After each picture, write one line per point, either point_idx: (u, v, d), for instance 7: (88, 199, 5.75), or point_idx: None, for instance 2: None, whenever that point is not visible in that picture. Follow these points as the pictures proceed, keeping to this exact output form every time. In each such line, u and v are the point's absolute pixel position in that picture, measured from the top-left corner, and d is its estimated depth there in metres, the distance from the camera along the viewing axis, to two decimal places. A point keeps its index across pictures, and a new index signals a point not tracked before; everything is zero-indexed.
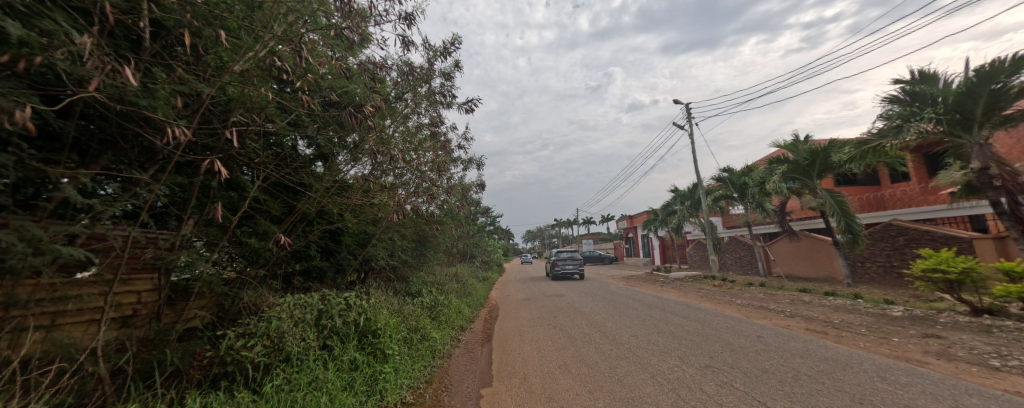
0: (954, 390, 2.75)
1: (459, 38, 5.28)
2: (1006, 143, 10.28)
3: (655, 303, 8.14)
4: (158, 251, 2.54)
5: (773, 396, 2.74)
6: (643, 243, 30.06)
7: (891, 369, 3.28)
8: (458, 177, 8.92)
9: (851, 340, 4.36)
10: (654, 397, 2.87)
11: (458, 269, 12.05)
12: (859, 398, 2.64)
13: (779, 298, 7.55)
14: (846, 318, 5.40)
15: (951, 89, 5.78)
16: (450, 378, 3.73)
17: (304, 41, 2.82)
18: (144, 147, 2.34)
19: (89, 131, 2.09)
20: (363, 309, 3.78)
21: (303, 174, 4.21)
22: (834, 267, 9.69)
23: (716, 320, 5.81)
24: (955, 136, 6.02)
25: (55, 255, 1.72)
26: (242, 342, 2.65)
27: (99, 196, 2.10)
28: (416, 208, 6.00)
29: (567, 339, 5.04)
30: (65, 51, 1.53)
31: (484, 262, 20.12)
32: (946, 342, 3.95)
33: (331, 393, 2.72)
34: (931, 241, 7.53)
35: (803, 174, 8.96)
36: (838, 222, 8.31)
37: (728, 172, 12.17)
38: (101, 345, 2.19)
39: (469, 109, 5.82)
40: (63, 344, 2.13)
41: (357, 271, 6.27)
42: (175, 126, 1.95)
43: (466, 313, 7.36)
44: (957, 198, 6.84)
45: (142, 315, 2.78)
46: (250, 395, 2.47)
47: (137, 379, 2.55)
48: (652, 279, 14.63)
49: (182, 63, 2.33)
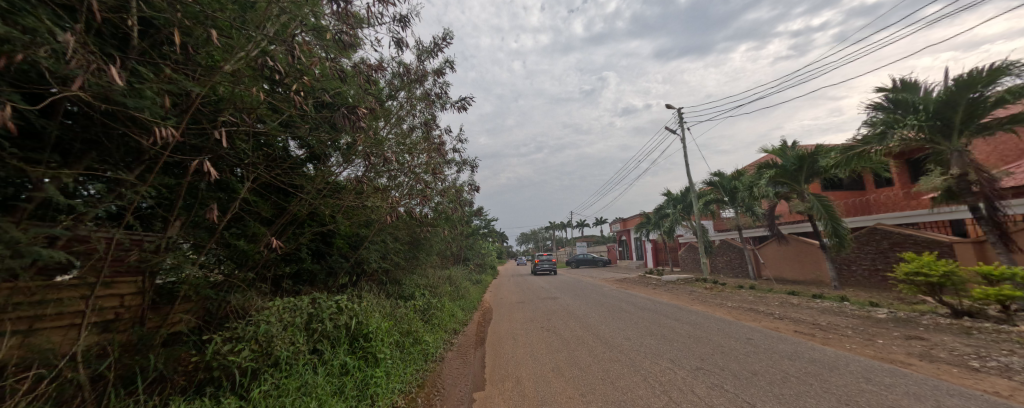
0: (936, 391, 2.83)
1: (450, 35, 5.27)
2: (985, 150, 10.62)
3: (648, 305, 8.19)
4: (144, 254, 2.49)
5: (763, 398, 2.78)
6: (636, 246, 30.24)
7: (876, 370, 3.35)
8: (452, 180, 8.91)
9: (838, 342, 4.44)
10: (645, 399, 2.89)
11: (452, 271, 12.00)
12: (845, 399, 2.69)
13: (768, 301, 7.68)
14: (833, 320, 5.50)
15: (932, 97, 5.96)
16: (442, 382, 3.70)
17: (297, 42, 2.80)
18: (130, 147, 2.29)
19: (72, 131, 2.05)
20: (355, 312, 3.74)
21: (295, 175, 4.17)
22: (822, 270, 9.87)
23: (707, 322, 5.87)
24: (936, 143, 6.20)
25: (35, 257, 1.66)
26: (229, 347, 2.59)
27: (82, 197, 2.05)
28: (410, 210, 5.97)
29: (560, 342, 5.05)
30: (49, 48, 1.49)
31: (478, 265, 20.09)
32: (929, 344, 4.06)
33: (320, 398, 2.67)
34: (914, 245, 7.73)
35: (791, 179, 9.14)
36: (825, 226, 8.48)
37: (718, 176, 12.36)
38: (82, 350, 2.13)
39: (462, 109, 5.80)
40: (42, 350, 2.05)
41: (349, 274, 6.21)
42: (163, 126, 1.91)
43: (460, 316, 7.33)
44: (937, 203, 7.04)
45: (125, 319, 2.72)
46: (237, 400, 2.41)
47: (119, 385, 2.48)
48: (645, 282, 14.75)
49: (171, 62, 2.30)
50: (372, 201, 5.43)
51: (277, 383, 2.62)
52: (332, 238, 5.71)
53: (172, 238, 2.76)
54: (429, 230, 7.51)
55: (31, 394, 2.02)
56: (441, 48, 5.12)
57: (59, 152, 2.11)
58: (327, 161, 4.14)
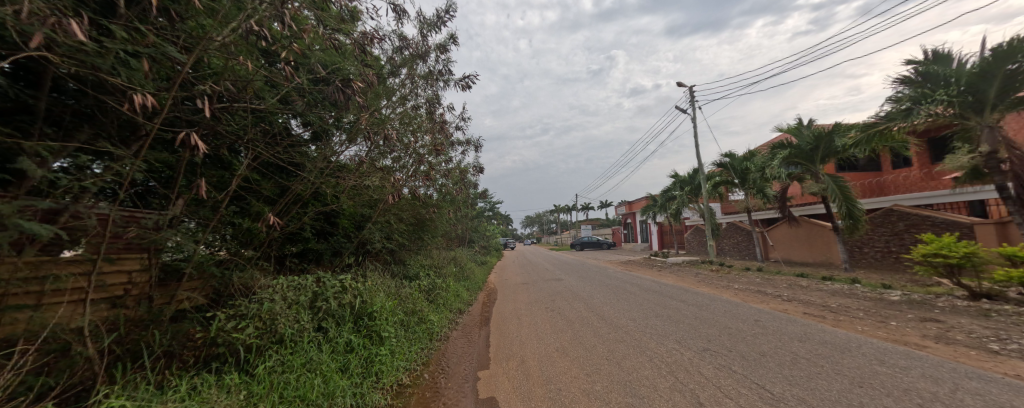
0: (954, 374, 2.74)
1: (453, 6, 4.98)
2: (1015, 127, 10.13)
3: (654, 287, 8.14)
4: (142, 230, 2.47)
5: (772, 380, 2.72)
6: (642, 229, 29.99)
7: (889, 352, 3.27)
8: (457, 161, 8.79)
9: (850, 324, 4.33)
10: (651, 380, 2.86)
11: (457, 253, 12.03)
12: (859, 382, 2.63)
13: (776, 283, 7.58)
14: (843, 302, 5.40)
15: (965, 69, 5.57)
16: (447, 361, 3.70)
17: (289, 8, 2.64)
18: (124, 122, 2.24)
19: (63, 103, 2.03)
20: (360, 291, 3.75)
21: (293, 153, 4.20)
22: (832, 252, 9.66)
23: (713, 304, 5.79)
24: (965, 119, 5.83)
25: (22, 231, 1.59)
26: (233, 324, 2.59)
27: (74, 170, 1.99)
28: (413, 190, 5.90)
29: (564, 322, 5.03)
30: (11, 5, 1.38)
31: (483, 246, 20.27)
32: (945, 326, 3.94)
33: (325, 374, 2.63)
34: (932, 226, 7.49)
35: (806, 159, 8.83)
36: (839, 208, 8.23)
37: (729, 156, 12.00)
38: (86, 325, 2.13)
39: (466, 85, 5.59)
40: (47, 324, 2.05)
41: (354, 254, 6.25)
42: (139, 92, 1.77)
43: (465, 297, 7.37)
44: (961, 183, 6.74)
45: (134, 295, 2.75)
46: (242, 376, 2.40)
47: (128, 359, 2.51)
48: (650, 264, 14.67)
49: (154, 27, 2.18)
50: (372, 180, 5.36)
51: (283, 357, 2.62)
52: (335, 218, 5.71)
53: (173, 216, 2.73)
54: (433, 212, 7.46)
55: (40, 366, 2.05)
56: (444, 21, 4.88)
57: (49, 124, 2.08)
58: (319, 140, 3.98)
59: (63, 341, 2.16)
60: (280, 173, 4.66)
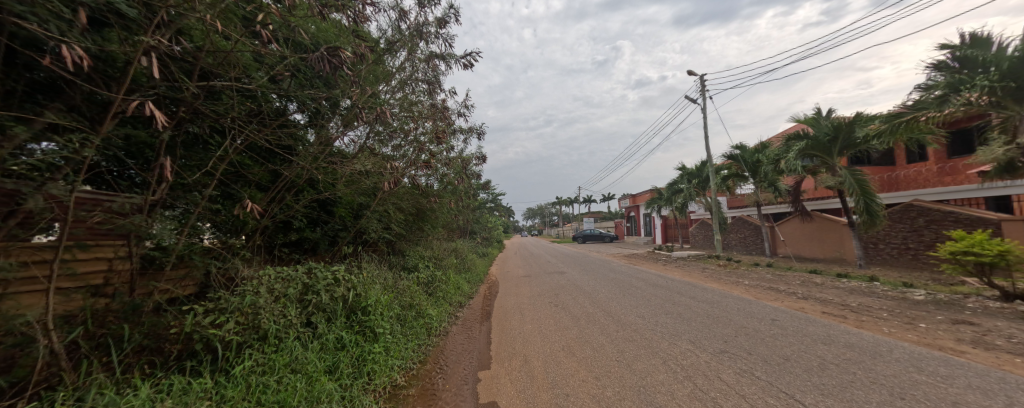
0: (1004, 384, 2.47)
1: None
2: None
3: (660, 282, 7.90)
4: (107, 214, 2.22)
5: (803, 389, 2.47)
6: (645, 222, 29.71)
7: (925, 358, 3.01)
8: (458, 150, 8.49)
9: (874, 325, 4.07)
10: (667, 386, 2.61)
11: (458, 244, 11.82)
12: (900, 393, 2.36)
13: (788, 279, 7.29)
14: (864, 301, 5.13)
15: (1006, 54, 5.17)
16: (446, 359, 3.48)
17: None
18: (87, 95, 2.05)
19: (12, 69, 1.82)
20: (354, 283, 3.52)
21: (282, 135, 3.92)
22: (846, 248, 9.34)
23: (725, 301, 5.52)
24: (1002, 108, 5.45)
25: None
26: (210, 319, 2.35)
27: (17, 144, 1.71)
28: (413, 177, 5.64)
29: (569, 318, 4.80)
30: None
31: (485, 238, 20.09)
32: (980, 329, 3.66)
33: (311, 375, 2.40)
34: (955, 223, 7.15)
35: (823, 151, 8.46)
36: (856, 203, 7.89)
37: (739, 148, 11.60)
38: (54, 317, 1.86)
39: (468, 65, 5.25)
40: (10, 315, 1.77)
41: (350, 244, 6.00)
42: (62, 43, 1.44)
43: (466, 290, 7.17)
44: (991, 177, 6.38)
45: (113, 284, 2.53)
46: (218, 377, 2.17)
47: (96, 356, 2.27)
48: (655, 258, 14.42)
49: None
50: (369, 166, 5.09)
51: (265, 355, 2.39)
52: (331, 206, 5.48)
53: (152, 200, 2.57)
54: (434, 201, 7.21)
55: (4, 360, 1.79)
56: None
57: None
58: (309, 122, 3.73)
59: (27, 334, 1.85)
60: (271, 157, 4.40)
